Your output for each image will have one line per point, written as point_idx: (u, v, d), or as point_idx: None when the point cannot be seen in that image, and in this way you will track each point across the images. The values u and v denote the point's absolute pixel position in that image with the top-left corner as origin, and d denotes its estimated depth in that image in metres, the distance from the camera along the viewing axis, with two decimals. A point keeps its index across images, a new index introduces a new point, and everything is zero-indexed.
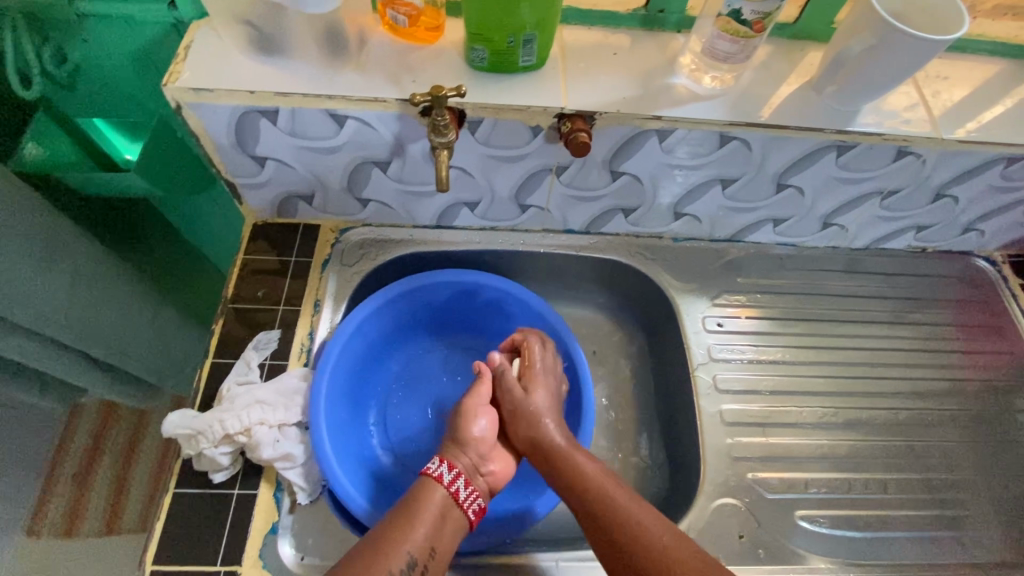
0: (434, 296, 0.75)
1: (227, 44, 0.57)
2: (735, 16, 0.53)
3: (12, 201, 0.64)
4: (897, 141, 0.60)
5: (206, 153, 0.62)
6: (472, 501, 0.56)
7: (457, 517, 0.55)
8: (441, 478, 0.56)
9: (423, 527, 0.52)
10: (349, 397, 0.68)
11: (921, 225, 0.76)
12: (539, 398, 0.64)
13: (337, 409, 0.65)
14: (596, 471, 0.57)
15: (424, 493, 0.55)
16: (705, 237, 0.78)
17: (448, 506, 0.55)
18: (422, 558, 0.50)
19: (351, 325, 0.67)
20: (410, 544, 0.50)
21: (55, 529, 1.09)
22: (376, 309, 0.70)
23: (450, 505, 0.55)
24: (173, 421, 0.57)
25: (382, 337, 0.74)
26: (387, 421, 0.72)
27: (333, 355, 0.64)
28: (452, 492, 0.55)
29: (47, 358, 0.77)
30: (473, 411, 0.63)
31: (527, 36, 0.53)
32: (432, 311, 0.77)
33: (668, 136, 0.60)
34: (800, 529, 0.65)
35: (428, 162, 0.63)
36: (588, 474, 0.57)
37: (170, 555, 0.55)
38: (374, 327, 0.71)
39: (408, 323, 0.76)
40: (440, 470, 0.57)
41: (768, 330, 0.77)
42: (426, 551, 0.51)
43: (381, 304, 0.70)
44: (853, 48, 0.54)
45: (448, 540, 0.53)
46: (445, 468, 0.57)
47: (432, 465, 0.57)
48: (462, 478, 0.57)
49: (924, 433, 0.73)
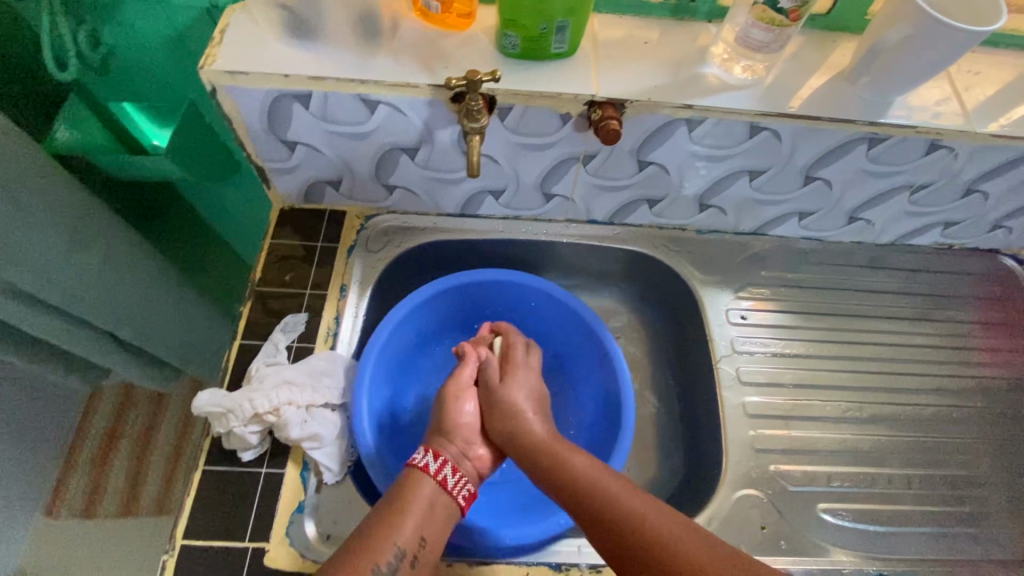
0: (484, 294, 0.76)
1: (261, 27, 0.57)
2: (771, 4, 0.53)
3: (41, 181, 0.65)
4: (929, 134, 0.60)
5: (238, 137, 0.62)
6: (461, 488, 0.56)
7: (446, 507, 0.54)
8: (427, 467, 0.55)
9: (411, 519, 0.51)
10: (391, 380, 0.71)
11: (949, 221, 0.75)
12: (517, 394, 0.62)
13: (380, 393, 0.67)
14: (579, 465, 0.55)
15: (413, 484, 0.54)
16: (729, 229, 0.78)
17: (437, 495, 0.54)
18: (411, 549, 0.50)
19: (399, 314, 0.69)
20: (397, 537, 0.49)
21: (74, 510, 1.11)
22: (424, 300, 0.72)
23: (440, 495, 0.54)
24: (203, 399, 0.58)
25: (431, 328, 0.76)
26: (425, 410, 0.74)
27: (379, 340, 0.66)
28: (440, 480, 0.55)
29: (76, 338, 0.78)
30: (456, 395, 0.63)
31: (561, 23, 0.53)
32: (480, 310, 0.78)
33: (697, 125, 0.60)
34: (821, 521, 0.65)
35: (456, 149, 0.63)
36: (577, 470, 0.55)
37: (200, 530, 0.56)
38: (423, 318, 0.74)
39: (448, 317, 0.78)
40: (426, 460, 0.56)
41: (790, 324, 0.76)
42: (414, 543, 0.50)
43: (429, 296, 0.72)
44: (889, 38, 0.54)
45: (438, 531, 0.52)
46: (430, 458, 0.56)
47: (418, 456, 0.56)
48: (449, 466, 0.56)
49: (948, 430, 0.72)
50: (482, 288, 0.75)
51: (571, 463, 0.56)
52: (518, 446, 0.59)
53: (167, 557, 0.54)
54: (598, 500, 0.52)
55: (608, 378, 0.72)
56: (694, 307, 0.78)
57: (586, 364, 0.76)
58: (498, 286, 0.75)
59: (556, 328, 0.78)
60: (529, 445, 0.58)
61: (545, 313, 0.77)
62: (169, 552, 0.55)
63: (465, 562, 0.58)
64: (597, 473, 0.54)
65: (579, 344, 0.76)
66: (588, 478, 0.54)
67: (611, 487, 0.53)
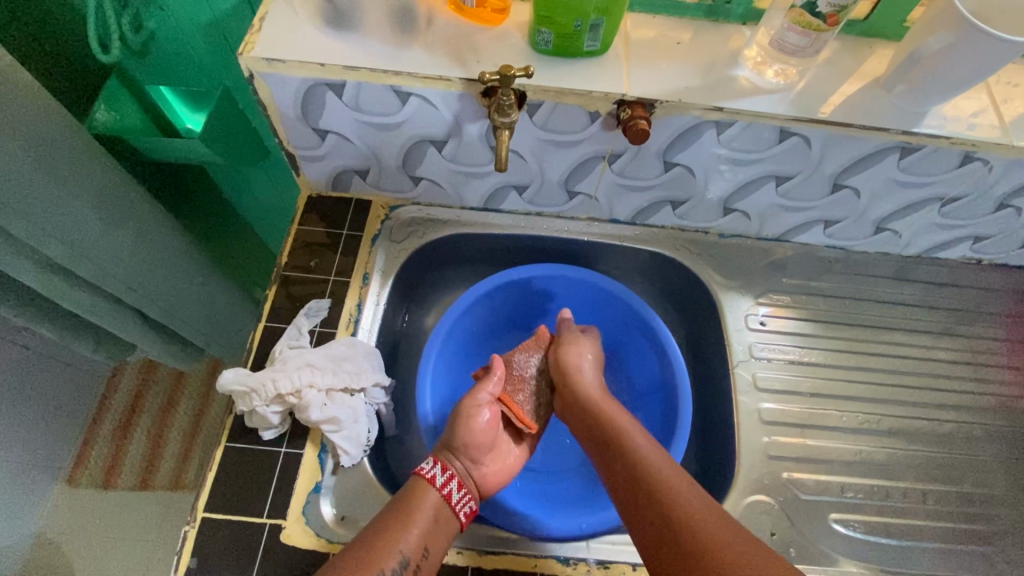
0: (561, 289, 0.80)
1: (299, 16, 0.58)
2: (809, 8, 0.52)
3: (93, 163, 0.66)
4: (964, 145, 0.59)
5: (271, 123, 0.63)
6: (464, 504, 0.58)
7: (448, 521, 0.56)
8: (434, 479, 0.57)
9: (418, 528, 0.52)
10: (463, 352, 0.79)
11: (979, 235, 0.74)
12: (588, 349, 0.71)
13: (446, 360, 0.76)
14: (627, 425, 0.61)
15: (419, 494, 0.56)
16: (752, 234, 0.78)
17: (441, 506, 0.56)
18: (416, 559, 0.51)
19: (475, 295, 0.76)
20: (404, 545, 0.51)
21: (94, 479, 1.14)
22: (500, 286, 0.77)
23: (444, 508, 0.56)
24: (228, 377, 0.59)
25: (505, 313, 0.81)
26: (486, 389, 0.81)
27: (451, 316, 0.74)
28: (445, 495, 0.56)
29: (108, 315, 0.80)
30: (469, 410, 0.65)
31: (594, 21, 0.53)
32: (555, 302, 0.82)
33: (726, 129, 0.60)
34: (832, 531, 0.65)
35: (484, 143, 0.64)
36: (621, 424, 0.62)
37: (220, 504, 0.57)
38: (499, 301, 0.79)
39: (526, 311, 0.82)
40: (434, 471, 0.58)
41: (809, 332, 0.76)
42: (419, 551, 0.52)
43: (505, 283, 0.77)
44: (929, 46, 0.53)
45: (441, 540, 0.54)
46: (439, 470, 0.58)
47: (426, 466, 0.59)
48: (455, 482, 0.58)
49: (967, 447, 0.71)
50: (561, 284, 0.79)
51: (614, 420, 0.62)
52: (573, 390, 0.67)
53: (187, 528, 0.56)
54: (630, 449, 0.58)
55: (667, 407, 0.73)
56: (713, 310, 0.78)
57: (648, 384, 0.78)
58: (575, 284, 0.79)
59: (619, 332, 0.81)
60: (585, 391, 0.67)
61: (614, 317, 0.80)
62: (189, 524, 0.56)
63: (475, 550, 0.58)
64: (640, 435, 0.60)
65: (640, 355, 0.79)
66: (629, 432, 0.60)
67: (644, 446, 0.58)
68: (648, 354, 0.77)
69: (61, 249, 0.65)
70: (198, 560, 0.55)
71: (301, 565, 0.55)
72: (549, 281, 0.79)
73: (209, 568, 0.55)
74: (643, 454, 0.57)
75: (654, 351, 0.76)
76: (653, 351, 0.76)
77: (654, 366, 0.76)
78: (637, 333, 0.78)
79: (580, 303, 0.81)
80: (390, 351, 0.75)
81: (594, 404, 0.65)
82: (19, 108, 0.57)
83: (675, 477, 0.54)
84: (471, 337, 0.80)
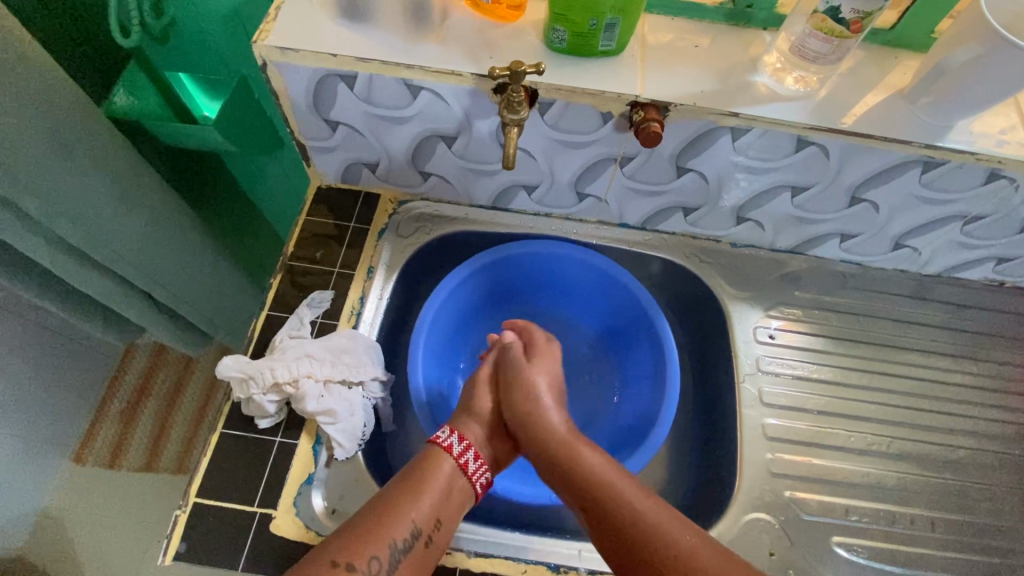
0: (568, 270, 0.77)
1: (315, 5, 0.58)
2: (832, 13, 0.50)
3: (109, 144, 0.67)
4: (991, 162, 0.56)
5: (283, 113, 0.64)
6: (480, 474, 0.57)
7: (463, 489, 0.55)
8: (451, 448, 0.57)
9: (430, 498, 0.52)
10: (457, 326, 0.78)
11: (1003, 256, 0.71)
12: (541, 377, 0.65)
13: (442, 325, 0.75)
14: (600, 463, 0.57)
15: (434, 463, 0.55)
16: (765, 245, 0.76)
17: (454, 477, 0.55)
18: (427, 529, 0.51)
19: (478, 262, 0.74)
20: (417, 516, 0.51)
21: (99, 459, 1.16)
22: (502, 258, 0.75)
23: (457, 476, 0.56)
24: (226, 364, 0.59)
25: (506, 287, 0.80)
26: (477, 362, 0.81)
27: (449, 283, 0.73)
28: (462, 464, 0.56)
29: (116, 296, 0.81)
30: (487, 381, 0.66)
31: (610, 21, 0.52)
32: (558, 281, 0.80)
33: (741, 136, 0.58)
34: (833, 554, 0.63)
35: (494, 140, 0.63)
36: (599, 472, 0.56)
37: (213, 490, 0.57)
38: (503, 274, 0.78)
39: (527, 287, 0.81)
40: (450, 441, 0.58)
41: (819, 347, 0.74)
42: (431, 522, 0.52)
43: (509, 255, 0.75)
44: (956, 57, 0.51)
45: (453, 511, 0.54)
46: (456, 440, 0.58)
47: (442, 435, 0.58)
48: (472, 452, 0.58)
49: (980, 475, 0.68)
50: (568, 265, 0.77)
51: (586, 460, 0.57)
52: (536, 436, 0.60)
53: (179, 512, 0.56)
54: (618, 511, 0.52)
55: (652, 404, 0.71)
56: (721, 321, 0.76)
57: (640, 366, 0.76)
58: (582, 265, 0.76)
59: (617, 321, 0.79)
60: (550, 435, 0.60)
61: (616, 306, 0.78)
62: (181, 508, 0.56)
63: (464, 553, 0.57)
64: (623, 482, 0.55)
65: (636, 344, 0.77)
66: (608, 482, 0.55)
67: (623, 486, 0.54)
68: (646, 344, 0.75)
69: (75, 230, 0.66)
70: (188, 545, 0.55)
71: (290, 557, 0.55)
72: (544, 261, 0.77)
73: (198, 554, 0.55)
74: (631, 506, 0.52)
75: (651, 343, 0.74)
76: (647, 340, 0.75)
77: (649, 355, 0.74)
78: (633, 322, 0.76)
79: (588, 287, 0.79)
80: (397, 317, 0.75)
81: (561, 445, 0.59)
82: (41, 93, 0.57)
83: (671, 525, 0.51)
84: (471, 305, 0.79)
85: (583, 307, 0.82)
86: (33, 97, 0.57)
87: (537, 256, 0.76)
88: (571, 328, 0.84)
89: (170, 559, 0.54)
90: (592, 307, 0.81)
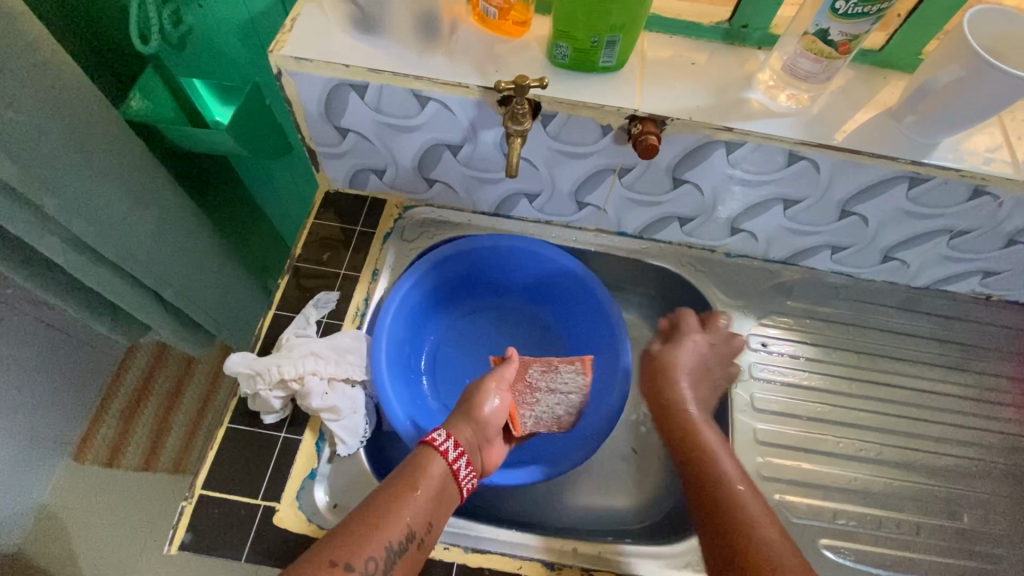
0: (524, 261, 0.78)
1: (330, 18, 0.60)
2: (821, 35, 0.53)
3: (123, 145, 0.69)
4: (974, 178, 0.59)
5: (295, 119, 0.66)
6: (468, 480, 0.59)
7: (451, 494, 0.57)
8: (446, 452, 0.57)
9: (424, 503, 0.53)
10: (418, 324, 0.78)
11: (989, 270, 0.73)
12: (687, 358, 0.72)
13: (402, 329, 0.74)
14: (713, 441, 0.64)
15: (424, 467, 0.56)
16: (759, 256, 0.78)
17: (446, 482, 0.56)
18: (420, 533, 0.52)
19: (437, 259, 0.75)
20: (411, 519, 0.52)
21: (98, 458, 1.16)
22: (460, 253, 0.76)
23: (448, 482, 0.57)
24: (235, 360, 0.61)
25: (463, 280, 0.80)
26: (439, 356, 0.81)
27: (407, 285, 0.72)
28: (453, 469, 0.57)
29: (123, 294, 0.82)
30: (487, 391, 0.66)
31: (612, 38, 0.55)
32: (514, 271, 0.81)
33: (736, 149, 0.61)
34: (821, 557, 0.64)
35: (498, 150, 0.66)
36: (707, 443, 0.64)
37: (218, 482, 0.59)
38: (461, 268, 0.78)
39: (483, 280, 0.82)
40: (446, 445, 0.58)
41: (810, 355, 0.76)
42: (424, 525, 0.53)
43: (465, 251, 0.76)
44: (940, 78, 0.53)
45: (443, 514, 0.55)
46: (451, 445, 0.58)
47: (438, 437, 0.58)
48: (463, 459, 0.58)
49: (966, 482, 0.70)
50: (525, 256, 0.78)
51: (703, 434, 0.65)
52: (667, 403, 0.70)
53: (185, 503, 0.58)
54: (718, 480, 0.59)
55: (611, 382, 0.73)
56: (715, 329, 0.78)
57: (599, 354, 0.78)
58: (539, 257, 0.77)
59: (577, 309, 0.81)
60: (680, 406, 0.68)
61: (572, 293, 0.80)
62: (187, 499, 0.58)
63: (463, 548, 0.59)
64: (720, 451, 0.63)
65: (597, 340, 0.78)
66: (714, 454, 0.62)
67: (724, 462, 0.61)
68: (607, 343, 0.76)
69: (86, 227, 0.67)
70: (192, 536, 0.57)
71: (292, 548, 0.57)
72: (503, 253, 0.78)
73: (203, 544, 0.56)
74: (714, 462, 0.61)
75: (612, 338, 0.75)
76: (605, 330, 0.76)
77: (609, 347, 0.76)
78: (596, 315, 0.78)
79: (546, 278, 0.80)
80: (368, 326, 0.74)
81: (687, 416, 0.67)
82: (65, 98, 0.60)
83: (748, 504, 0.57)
84: (430, 303, 0.79)
85: (542, 295, 0.83)
86: (54, 99, 0.59)
87: (494, 248, 0.77)
88: (530, 317, 0.85)
89: (175, 549, 0.56)
90: (549, 294, 0.82)
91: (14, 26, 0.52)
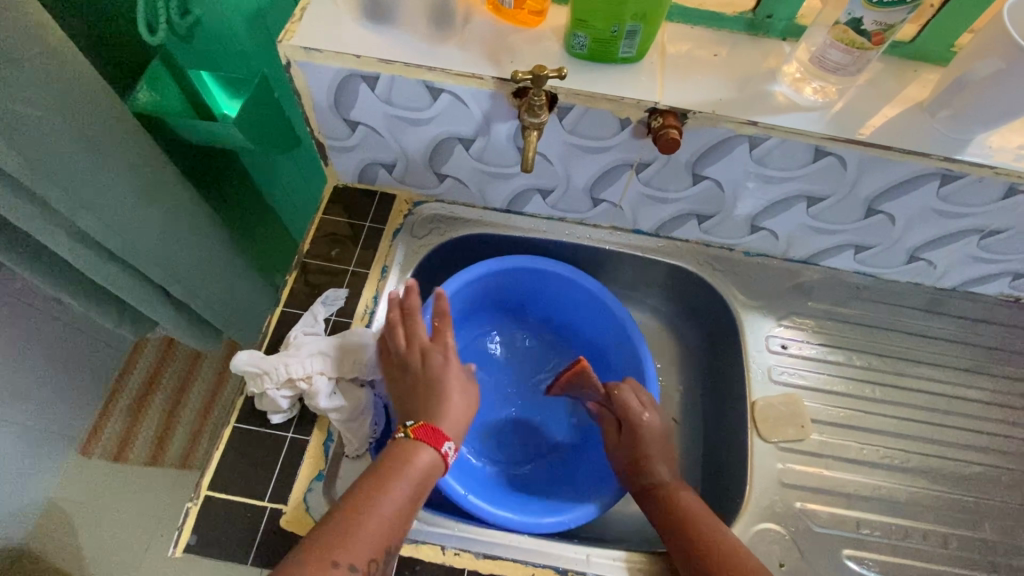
0: (551, 284, 0.78)
1: (339, 8, 0.59)
2: (854, 25, 0.51)
3: (129, 138, 0.67)
4: (1010, 176, 0.56)
5: (304, 111, 0.64)
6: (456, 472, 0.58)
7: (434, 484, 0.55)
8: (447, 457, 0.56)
9: (403, 497, 0.51)
10: None
11: (1020, 271, 0.71)
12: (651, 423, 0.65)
13: None
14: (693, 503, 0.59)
15: (411, 457, 0.53)
16: (779, 254, 0.76)
17: (431, 472, 0.54)
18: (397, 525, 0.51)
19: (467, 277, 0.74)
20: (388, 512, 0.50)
21: (105, 451, 1.16)
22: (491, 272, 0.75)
23: (432, 471, 0.54)
24: (241, 359, 0.60)
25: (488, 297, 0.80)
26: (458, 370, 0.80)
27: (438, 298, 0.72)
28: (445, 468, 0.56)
29: (131, 290, 0.81)
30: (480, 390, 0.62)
31: (632, 28, 0.53)
32: (540, 294, 0.80)
33: (760, 144, 0.58)
34: (844, 567, 0.62)
35: (511, 145, 0.64)
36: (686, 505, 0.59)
37: (224, 483, 0.58)
38: (488, 287, 0.78)
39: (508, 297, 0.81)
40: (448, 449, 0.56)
41: (830, 359, 0.74)
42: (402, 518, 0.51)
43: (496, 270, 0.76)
44: (977, 71, 0.51)
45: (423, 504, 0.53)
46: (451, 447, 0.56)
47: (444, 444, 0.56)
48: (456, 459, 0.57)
49: (992, 492, 0.68)
50: (553, 280, 0.77)
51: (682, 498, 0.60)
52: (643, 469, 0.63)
53: (191, 504, 0.57)
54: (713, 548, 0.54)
55: None
56: (733, 330, 0.76)
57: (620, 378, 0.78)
58: (566, 281, 0.77)
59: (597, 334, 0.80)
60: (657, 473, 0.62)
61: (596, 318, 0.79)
62: (192, 501, 0.57)
63: (472, 554, 0.57)
64: (704, 514, 0.58)
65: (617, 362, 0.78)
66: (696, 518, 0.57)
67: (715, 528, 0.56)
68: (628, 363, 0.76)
69: (93, 222, 0.66)
70: (198, 538, 0.55)
71: None
72: (531, 277, 0.78)
73: (209, 546, 0.55)
74: (698, 520, 0.57)
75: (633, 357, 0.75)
76: (632, 372, 0.74)
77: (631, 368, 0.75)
78: (618, 341, 0.78)
79: (571, 300, 0.80)
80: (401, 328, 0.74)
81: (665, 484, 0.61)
82: (72, 88, 0.58)
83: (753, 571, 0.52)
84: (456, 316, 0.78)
85: (563, 317, 0.83)
86: (58, 93, 0.57)
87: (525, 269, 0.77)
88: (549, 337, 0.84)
89: (180, 551, 0.55)
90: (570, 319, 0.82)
91: (21, 16, 0.51)
